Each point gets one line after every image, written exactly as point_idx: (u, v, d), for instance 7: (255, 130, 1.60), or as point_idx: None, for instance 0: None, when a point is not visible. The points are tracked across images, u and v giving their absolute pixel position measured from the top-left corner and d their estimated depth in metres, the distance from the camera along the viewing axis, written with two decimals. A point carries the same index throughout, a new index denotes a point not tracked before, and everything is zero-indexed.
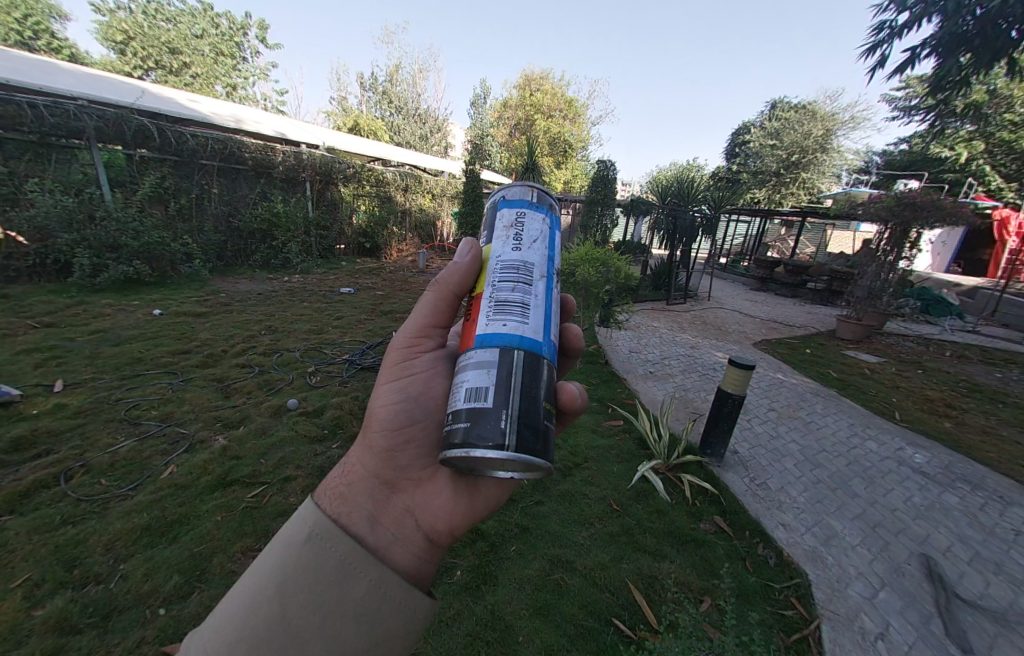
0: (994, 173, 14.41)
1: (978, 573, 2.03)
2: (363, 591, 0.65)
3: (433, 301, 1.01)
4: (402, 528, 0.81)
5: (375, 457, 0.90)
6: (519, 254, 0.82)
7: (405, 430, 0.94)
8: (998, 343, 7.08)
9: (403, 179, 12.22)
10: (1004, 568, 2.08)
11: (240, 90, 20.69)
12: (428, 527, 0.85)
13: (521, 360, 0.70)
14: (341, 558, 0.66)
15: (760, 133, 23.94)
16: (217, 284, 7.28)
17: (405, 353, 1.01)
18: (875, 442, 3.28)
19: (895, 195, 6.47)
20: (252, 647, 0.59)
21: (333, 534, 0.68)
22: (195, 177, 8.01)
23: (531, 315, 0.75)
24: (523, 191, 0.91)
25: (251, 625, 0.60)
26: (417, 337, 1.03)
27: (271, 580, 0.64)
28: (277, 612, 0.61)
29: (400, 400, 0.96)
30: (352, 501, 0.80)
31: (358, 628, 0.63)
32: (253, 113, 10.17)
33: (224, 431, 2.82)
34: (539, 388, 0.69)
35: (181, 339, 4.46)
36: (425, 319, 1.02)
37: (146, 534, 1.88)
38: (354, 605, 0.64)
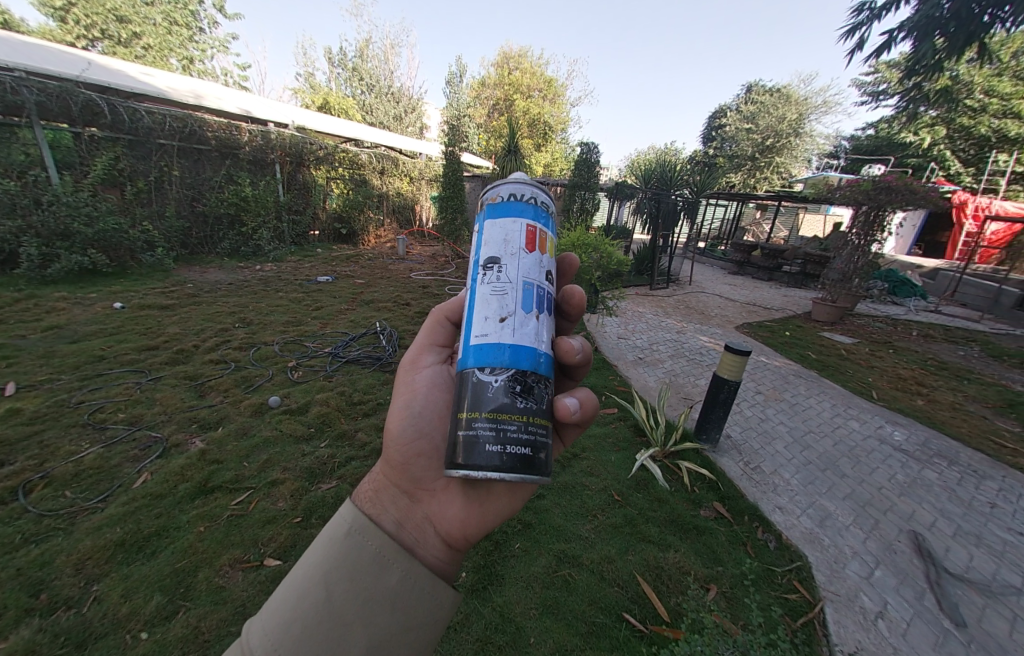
0: (953, 158, 15.07)
1: (962, 547, 2.16)
2: (396, 580, 0.71)
3: (429, 325, 1.12)
4: (422, 535, 0.83)
5: (392, 470, 0.93)
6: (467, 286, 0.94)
7: (415, 442, 0.96)
8: (956, 321, 7.54)
9: (379, 161, 11.73)
10: (984, 540, 2.22)
11: (197, 63, 19.18)
12: (445, 532, 0.86)
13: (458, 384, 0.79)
14: (377, 549, 0.72)
15: (736, 116, 24.18)
16: (183, 273, 6.85)
17: (406, 372, 1.06)
18: (857, 421, 3.43)
19: (871, 179, 6.63)
20: (303, 630, 0.63)
21: (369, 529, 0.74)
22: (153, 158, 7.42)
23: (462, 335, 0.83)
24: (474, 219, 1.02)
25: (303, 607, 0.65)
26: (417, 355, 1.08)
27: (317, 570, 0.69)
28: (324, 597, 0.66)
29: (407, 414, 0.98)
30: (375, 506, 0.85)
31: (393, 615, 0.68)
32: (213, 88, 9.41)
33: (201, 433, 2.67)
34: (463, 403, 0.74)
35: (146, 334, 4.18)
36: (422, 340, 1.10)
37: (121, 550, 1.76)
38: (389, 592, 0.69)
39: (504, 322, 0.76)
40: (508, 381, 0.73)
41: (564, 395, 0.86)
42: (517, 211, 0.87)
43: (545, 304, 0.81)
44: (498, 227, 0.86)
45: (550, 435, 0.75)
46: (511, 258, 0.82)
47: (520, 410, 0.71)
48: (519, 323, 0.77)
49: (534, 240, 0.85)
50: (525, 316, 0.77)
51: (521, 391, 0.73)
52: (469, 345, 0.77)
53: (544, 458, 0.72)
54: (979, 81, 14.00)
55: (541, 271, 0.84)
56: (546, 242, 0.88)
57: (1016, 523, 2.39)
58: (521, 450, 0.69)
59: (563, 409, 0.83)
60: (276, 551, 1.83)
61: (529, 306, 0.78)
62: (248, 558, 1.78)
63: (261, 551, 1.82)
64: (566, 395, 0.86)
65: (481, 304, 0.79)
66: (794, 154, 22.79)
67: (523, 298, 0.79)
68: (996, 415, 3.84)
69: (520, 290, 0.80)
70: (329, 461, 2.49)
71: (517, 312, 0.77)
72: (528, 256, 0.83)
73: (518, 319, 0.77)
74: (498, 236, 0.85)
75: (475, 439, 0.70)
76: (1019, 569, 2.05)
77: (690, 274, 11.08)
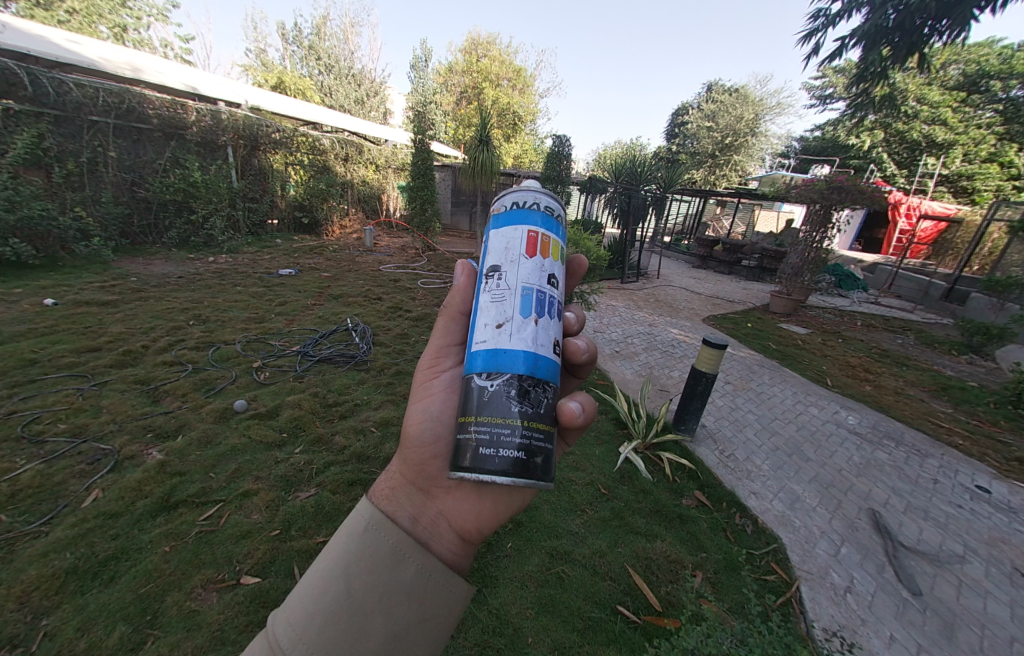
0: (889, 160, 16.40)
1: (913, 521, 2.39)
2: (412, 573, 0.73)
3: (444, 324, 1.10)
4: (437, 529, 0.86)
5: (409, 468, 0.96)
6: None
7: (432, 442, 0.99)
8: (893, 312, 8.28)
9: (342, 147, 11.14)
10: (930, 514, 2.47)
11: (131, 32, 17.30)
12: (459, 526, 0.89)
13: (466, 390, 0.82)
14: (394, 544, 0.74)
15: (698, 114, 25.03)
16: (124, 266, 6.25)
17: (425, 375, 1.08)
18: (816, 407, 3.70)
19: (824, 179, 7.06)
20: (326, 620, 0.65)
21: (386, 524, 0.76)
22: (83, 137, 6.66)
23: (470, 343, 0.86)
24: None
25: (325, 599, 0.67)
26: (434, 358, 1.09)
27: (337, 563, 0.71)
28: (344, 589, 0.68)
29: (426, 417, 1.02)
30: (393, 502, 0.87)
31: (410, 607, 0.70)
32: (153, 60, 8.55)
33: (159, 443, 2.46)
34: (465, 408, 0.76)
35: (85, 334, 3.78)
36: (439, 342, 1.10)
37: (74, 577, 1.59)
38: (406, 584, 0.72)
39: (501, 327, 0.77)
40: (506, 385, 0.73)
41: (569, 398, 0.84)
42: (521, 219, 0.87)
43: (547, 309, 0.80)
44: (500, 236, 0.88)
45: (552, 441, 0.75)
46: (510, 266, 0.83)
47: (517, 415, 0.72)
48: (516, 328, 0.78)
49: (536, 245, 0.86)
50: (523, 322, 0.77)
51: (518, 396, 0.73)
52: (472, 350, 0.80)
53: (542, 464, 0.72)
54: (912, 90, 15.25)
55: (542, 275, 0.83)
56: (551, 246, 0.87)
57: (954, 496, 2.68)
58: (521, 456, 0.70)
59: (568, 413, 0.81)
60: (253, 567, 1.72)
61: (528, 311, 0.79)
62: (222, 578, 1.66)
63: (236, 570, 1.71)
64: (571, 399, 0.85)
65: (484, 309, 0.81)
66: (750, 153, 23.99)
67: (521, 303, 0.79)
68: (931, 397, 4.27)
69: (519, 295, 0.80)
70: (306, 468, 2.37)
71: (514, 317, 0.78)
72: (528, 262, 0.84)
73: (515, 324, 0.78)
74: (501, 244, 0.87)
75: (471, 443, 0.72)
76: (960, 539, 2.30)
77: (658, 268, 11.46)
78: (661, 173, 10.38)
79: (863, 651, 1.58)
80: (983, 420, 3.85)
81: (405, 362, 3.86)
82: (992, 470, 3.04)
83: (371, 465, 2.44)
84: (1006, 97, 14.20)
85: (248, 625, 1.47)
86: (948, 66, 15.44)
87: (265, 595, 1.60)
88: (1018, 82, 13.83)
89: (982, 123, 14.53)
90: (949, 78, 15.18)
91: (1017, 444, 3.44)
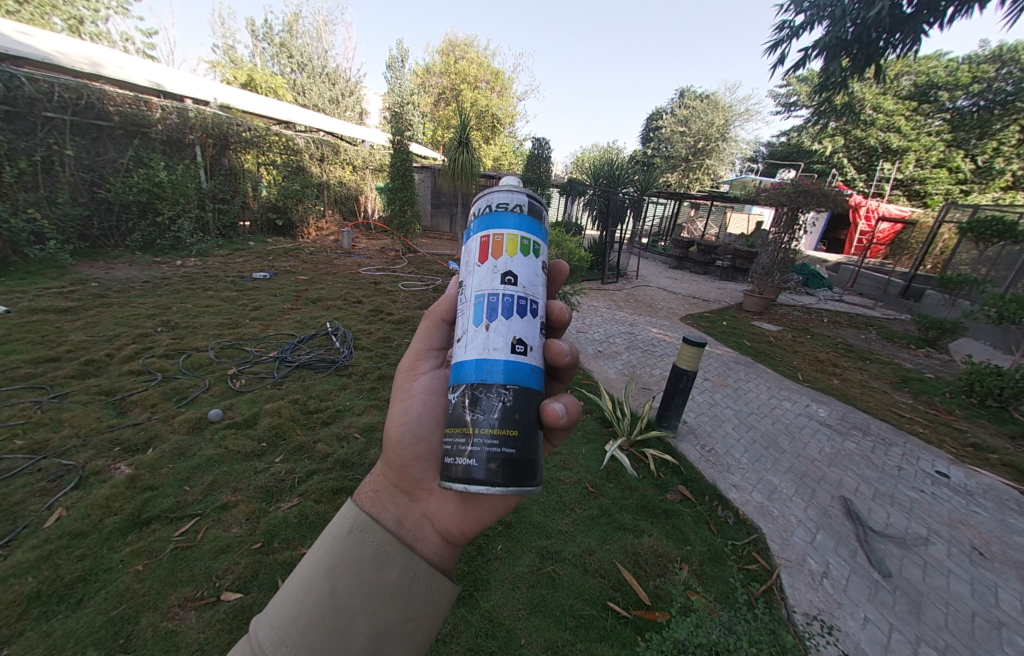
0: (849, 165, 17.36)
1: (881, 506, 2.53)
2: (397, 574, 0.72)
3: (424, 329, 1.12)
4: (421, 531, 0.85)
5: (392, 470, 0.95)
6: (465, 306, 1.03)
7: (414, 445, 0.98)
8: (856, 309, 8.75)
9: (318, 147, 10.86)
10: (895, 499, 2.62)
11: (87, 24, 16.39)
12: (443, 528, 0.88)
13: None
14: (378, 545, 0.74)
15: (672, 119, 25.80)
16: (83, 270, 5.90)
17: (404, 379, 1.09)
18: (790, 401, 3.87)
19: (792, 182, 7.37)
20: (310, 621, 0.65)
21: (370, 526, 0.76)
22: (36, 134, 6.26)
23: None
24: None
25: (309, 601, 0.67)
26: (413, 361, 1.10)
27: (321, 566, 0.71)
28: (327, 591, 0.68)
29: (406, 419, 1.02)
30: (377, 505, 0.87)
31: (394, 608, 0.70)
32: (113, 54, 8.11)
33: (128, 456, 2.33)
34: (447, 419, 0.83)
35: (41, 343, 3.54)
36: (419, 347, 1.11)
37: (36, 603, 1.49)
38: (390, 585, 0.71)
39: (460, 340, 0.83)
40: (461, 396, 0.78)
41: (550, 402, 0.84)
42: (479, 225, 0.89)
43: (500, 312, 0.80)
44: (465, 249, 0.92)
45: (515, 447, 0.73)
46: (469, 276, 0.87)
47: (468, 423, 0.75)
48: (471, 338, 0.81)
49: (488, 249, 0.87)
50: (476, 331, 0.80)
51: (475, 404, 0.76)
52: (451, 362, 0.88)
53: (501, 470, 0.72)
54: (869, 99, 16.17)
55: (496, 278, 0.84)
56: (504, 245, 0.86)
57: (916, 482, 2.85)
58: (475, 464, 0.72)
59: (549, 413, 0.82)
60: (235, 583, 1.66)
61: (479, 318, 0.81)
62: (202, 596, 1.59)
63: (217, 585, 1.64)
64: (554, 401, 0.84)
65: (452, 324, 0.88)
66: (721, 157, 24.86)
67: (475, 312, 0.82)
68: (893, 389, 4.53)
69: (473, 304, 0.84)
70: (287, 477, 2.29)
71: (468, 328, 0.82)
72: (481, 268, 0.86)
73: (471, 334, 0.81)
74: (464, 257, 0.91)
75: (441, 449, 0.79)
76: (923, 521, 2.45)
77: (637, 269, 11.70)
78: (638, 176, 10.64)
79: (840, 633, 1.66)
80: (940, 409, 4.11)
81: (388, 366, 3.80)
82: (949, 455, 3.25)
83: (356, 472, 2.39)
84: (953, 107, 15.20)
85: (231, 643, 1.41)
86: (901, 76, 16.41)
87: (248, 610, 1.54)
88: (962, 93, 14.83)
89: (932, 130, 15.51)
90: (901, 88, 16.17)
91: (970, 430, 3.70)
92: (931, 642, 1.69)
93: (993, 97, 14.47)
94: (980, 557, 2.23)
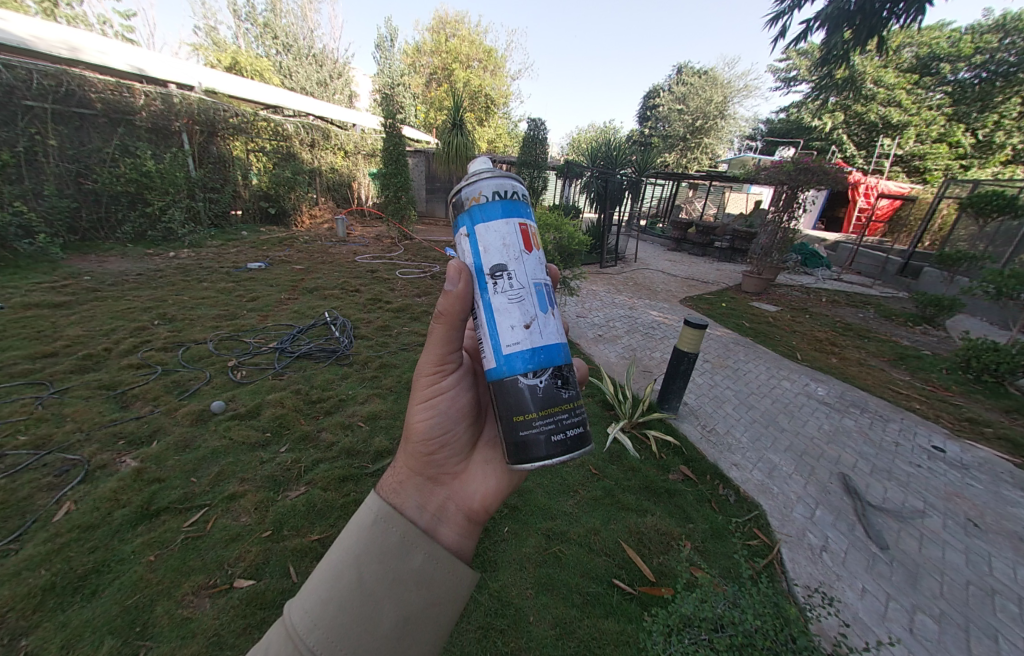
0: (849, 142, 17.09)
1: (879, 482, 2.58)
2: (420, 561, 0.73)
3: (442, 330, 0.96)
4: (446, 514, 0.89)
5: (415, 459, 0.95)
6: (473, 289, 0.89)
7: (441, 436, 0.99)
8: (854, 287, 8.76)
9: (308, 133, 10.54)
10: (893, 474, 2.68)
11: (61, 7, 15.69)
12: (468, 508, 0.93)
13: (512, 386, 0.82)
14: (402, 534, 0.74)
15: (670, 96, 25.22)
16: (75, 264, 5.82)
17: (427, 377, 1.00)
18: (789, 381, 3.91)
19: (793, 161, 7.24)
20: (341, 605, 0.66)
21: (393, 515, 0.77)
22: (17, 124, 6.08)
23: (485, 347, 0.85)
24: (463, 202, 0.90)
25: (338, 587, 0.68)
26: (438, 362, 1.00)
27: (349, 553, 0.71)
28: (356, 577, 0.69)
29: (430, 416, 0.98)
30: (400, 493, 0.87)
31: (417, 593, 0.71)
32: (92, 38, 7.75)
33: (133, 449, 2.35)
34: (525, 406, 0.81)
35: (39, 338, 3.52)
36: (443, 348, 0.99)
37: (51, 595, 1.52)
38: (413, 572, 0.72)
39: (529, 328, 0.82)
40: (553, 377, 0.83)
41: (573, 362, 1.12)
42: (510, 211, 0.87)
43: (556, 299, 0.89)
44: (491, 232, 0.86)
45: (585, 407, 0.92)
46: (516, 264, 0.85)
47: (569, 399, 0.84)
48: (541, 324, 0.83)
49: (529, 239, 0.88)
50: (549, 316, 0.84)
51: (562, 383, 0.84)
52: (503, 355, 0.82)
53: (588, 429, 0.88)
54: (871, 72, 15.82)
55: (543, 268, 0.89)
56: (537, 236, 0.90)
57: (914, 457, 2.90)
58: (575, 429, 0.84)
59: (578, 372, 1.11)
60: (246, 570, 1.69)
61: (545, 306, 0.85)
62: (215, 583, 1.63)
63: (229, 573, 1.68)
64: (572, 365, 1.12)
65: (501, 313, 0.83)
66: (719, 135, 24.41)
67: (538, 300, 0.84)
68: (890, 366, 4.58)
69: (534, 292, 0.85)
70: (293, 466, 2.32)
71: (538, 314, 0.83)
72: (528, 257, 0.87)
73: (541, 321, 0.83)
74: (495, 242, 0.86)
75: (522, 437, 0.81)
76: (919, 495, 2.51)
77: (635, 252, 11.62)
78: (636, 156, 10.41)
79: (840, 605, 1.71)
80: (937, 385, 4.15)
81: (389, 355, 3.80)
82: (946, 430, 3.30)
83: (362, 460, 2.42)
84: (954, 80, 14.82)
85: (247, 629, 1.46)
86: (903, 48, 16.03)
87: (261, 596, 1.58)
88: (965, 64, 14.45)
89: (933, 104, 15.18)
90: (903, 61, 15.76)
91: (967, 406, 3.74)
92: (927, 610, 1.75)
93: (996, 68, 14.09)
94: (975, 527, 2.29)
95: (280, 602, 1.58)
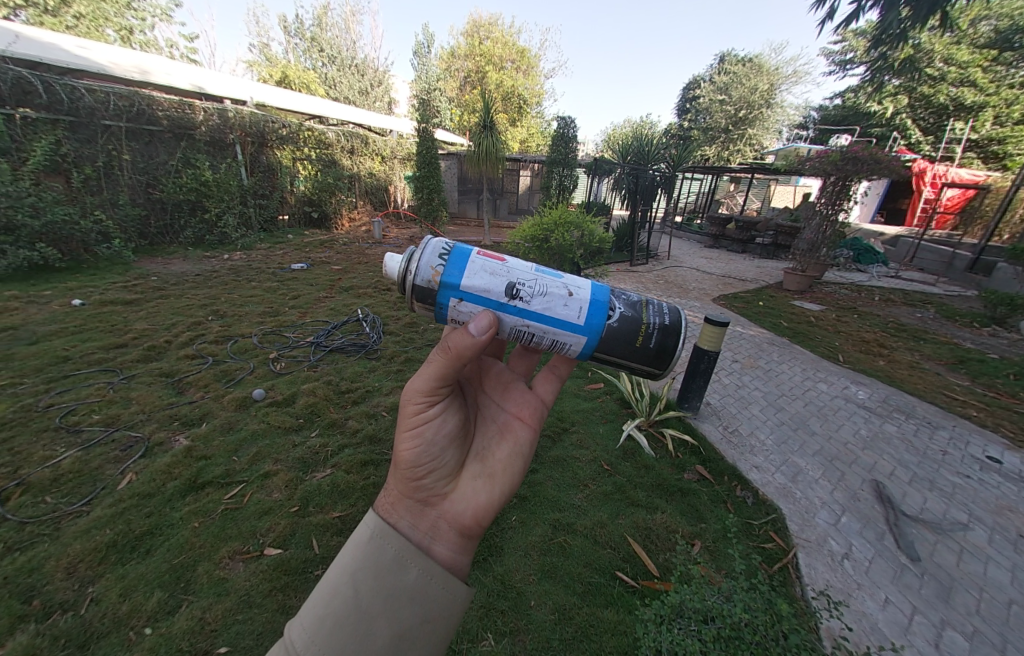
0: (914, 127, 15.59)
1: (917, 491, 2.37)
2: (414, 578, 0.76)
3: (437, 363, 1.00)
4: (438, 531, 0.91)
5: (404, 484, 0.96)
6: (511, 326, 0.97)
7: (428, 462, 1.00)
8: (913, 285, 8.00)
9: (347, 140, 11.13)
10: (936, 484, 2.45)
11: (138, 34, 17.43)
12: (459, 525, 0.94)
13: (614, 336, 0.99)
14: (396, 552, 0.77)
15: (710, 87, 24.15)
16: (144, 266, 6.46)
17: (416, 406, 1.02)
18: (826, 383, 3.65)
19: (840, 149, 6.74)
20: (337, 619, 0.70)
21: (389, 532, 0.80)
22: (98, 142, 6.82)
23: (567, 339, 0.98)
24: (431, 285, 0.94)
25: (335, 602, 0.72)
26: (428, 391, 1.03)
27: (346, 570, 0.75)
28: (351, 593, 0.72)
29: (419, 441, 1.00)
30: (392, 515, 0.89)
31: (412, 609, 0.74)
32: (160, 61, 8.55)
33: (185, 429, 2.61)
34: (637, 335, 1.00)
35: (112, 331, 3.96)
36: (434, 379, 1.02)
37: (114, 551, 1.73)
38: (408, 588, 0.75)
39: (574, 296, 0.97)
40: (620, 301, 1.02)
41: None
42: (465, 251, 0.94)
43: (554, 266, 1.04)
44: (474, 276, 0.93)
45: None
46: (512, 274, 0.96)
47: (640, 300, 1.05)
48: (573, 288, 0.98)
49: (493, 254, 0.98)
50: (569, 275, 0.99)
51: (625, 299, 1.03)
52: (584, 328, 0.97)
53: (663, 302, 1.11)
54: (939, 50, 14.40)
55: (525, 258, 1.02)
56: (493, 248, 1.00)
57: (965, 467, 2.63)
58: (665, 312, 1.04)
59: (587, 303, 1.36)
60: (275, 540, 1.84)
61: (557, 274, 0.99)
62: (247, 550, 1.78)
63: (260, 542, 1.83)
64: None
65: (549, 309, 0.96)
66: (765, 126, 23.07)
67: (553, 275, 0.99)
68: (947, 370, 4.16)
69: (544, 275, 0.98)
70: (321, 450, 2.49)
71: (565, 285, 0.98)
72: (511, 263, 0.97)
73: (570, 287, 0.98)
74: (487, 280, 0.94)
75: (656, 345, 1.02)
76: (965, 507, 2.28)
77: (668, 249, 11.23)
78: (671, 151, 10.06)
79: (858, 614, 1.61)
80: (1001, 392, 3.72)
81: (414, 350, 3.94)
82: (1007, 440, 2.97)
83: (383, 447, 2.55)
84: None
85: (272, 591, 1.59)
86: (979, 22, 14.45)
87: (286, 563, 1.72)
88: None
89: (1014, 82, 13.53)
90: (979, 35, 14.19)
91: None
92: (957, 626, 1.60)
93: None
94: None
95: (302, 569, 1.70)
